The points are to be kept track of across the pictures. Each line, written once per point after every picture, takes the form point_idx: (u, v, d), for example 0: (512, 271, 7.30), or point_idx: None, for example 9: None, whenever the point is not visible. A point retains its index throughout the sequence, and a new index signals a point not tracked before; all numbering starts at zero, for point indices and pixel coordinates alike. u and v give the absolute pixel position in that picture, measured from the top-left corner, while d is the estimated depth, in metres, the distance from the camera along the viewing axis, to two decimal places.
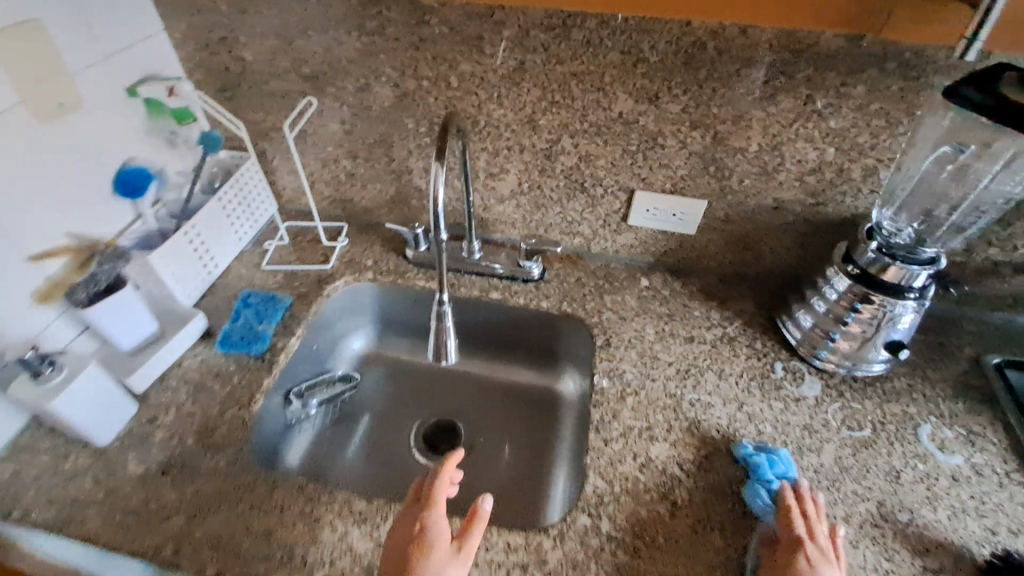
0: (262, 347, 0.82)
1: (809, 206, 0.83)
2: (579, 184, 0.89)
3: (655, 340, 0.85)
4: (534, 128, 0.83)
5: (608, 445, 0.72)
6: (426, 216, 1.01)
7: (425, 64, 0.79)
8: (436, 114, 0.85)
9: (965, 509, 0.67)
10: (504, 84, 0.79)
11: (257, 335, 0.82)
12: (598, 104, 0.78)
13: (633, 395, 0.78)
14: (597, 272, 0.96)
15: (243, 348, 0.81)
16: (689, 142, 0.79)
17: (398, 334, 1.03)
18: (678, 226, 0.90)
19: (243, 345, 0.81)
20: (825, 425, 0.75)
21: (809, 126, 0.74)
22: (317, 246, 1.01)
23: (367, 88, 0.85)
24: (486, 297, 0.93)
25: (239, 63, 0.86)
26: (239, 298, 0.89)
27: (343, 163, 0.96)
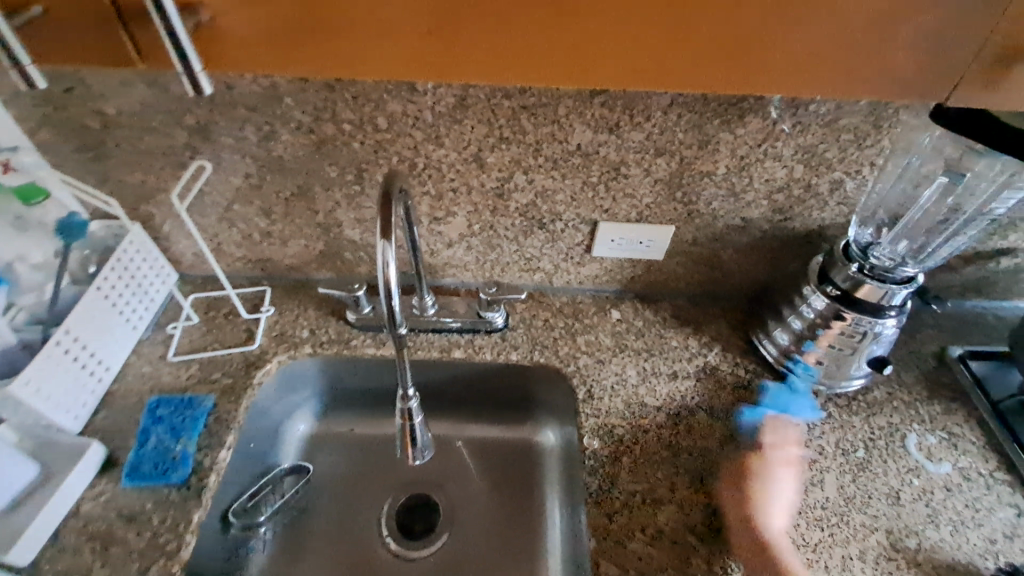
0: (184, 472, 0.67)
1: (777, 222, 0.79)
2: (537, 221, 0.80)
3: (639, 382, 0.79)
4: (481, 167, 0.73)
5: (612, 520, 0.66)
6: (364, 268, 0.88)
7: (344, 106, 0.67)
8: (364, 160, 0.72)
9: (963, 520, 0.66)
10: (444, 121, 0.68)
11: (176, 459, 0.68)
12: (553, 138, 0.70)
13: (628, 453, 0.72)
14: (563, 308, 0.88)
15: (160, 479, 0.67)
16: (653, 169, 0.73)
17: (348, 406, 0.89)
18: (646, 253, 0.84)
19: (159, 475, 0.67)
20: (821, 452, 0.72)
21: (777, 145, 0.69)
22: (235, 319, 0.84)
23: (273, 136, 0.71)
24: (448, 356, 0.82)
25: (101, 118, 0.69)
26: (145, 409, 0.73)
27: (256, 222, 0.81)
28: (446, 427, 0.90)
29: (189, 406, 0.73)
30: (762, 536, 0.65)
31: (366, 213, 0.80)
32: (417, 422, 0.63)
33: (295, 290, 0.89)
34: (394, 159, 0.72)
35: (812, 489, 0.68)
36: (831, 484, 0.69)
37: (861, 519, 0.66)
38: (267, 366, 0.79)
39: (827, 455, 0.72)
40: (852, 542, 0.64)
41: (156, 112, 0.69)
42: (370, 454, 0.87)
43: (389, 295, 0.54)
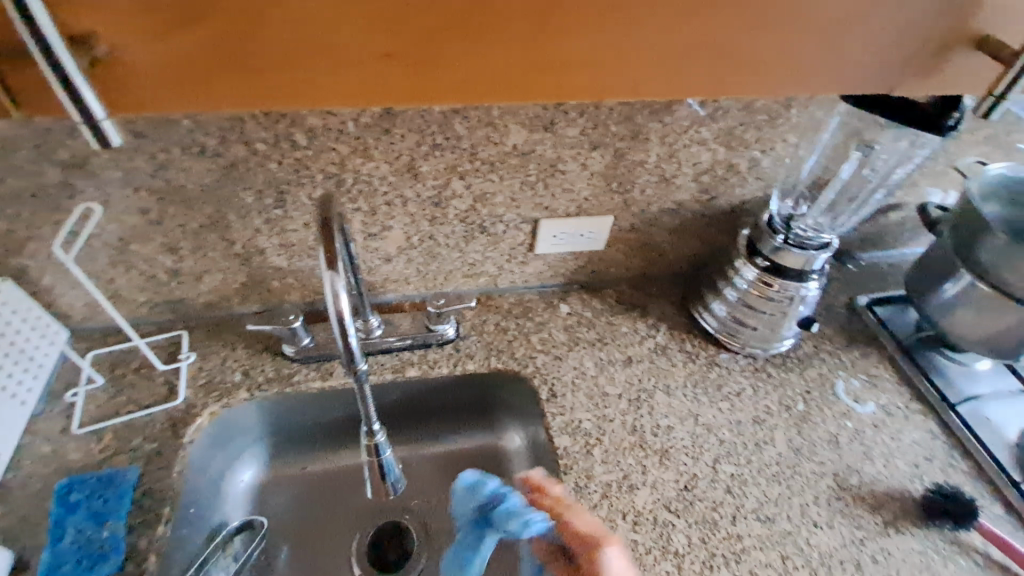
0: (116, 560, 0.59)
1: (705, 202, 0.82)
2: (477, 225, 0.78)
3: (598, 373, 0.80)
4: (415, 176, 0.69)
5: (594, 514, 0.65)
6: (294, 296, 0.80)
7: (255, 124, 0.61)
8: (283, 180, 0.66)
9: (891, 452, 0.74)
10: (372, 132, 0.64)
11: (103, 547, 0.59)
12: (490, 140, 0.68)
13: (598, 444, 0.71)
14: (513, 309, 0.87)
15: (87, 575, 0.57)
16: (589, 162, 0.73)
17: (295, 445, 0.80)
18: (587, 244, 0.85)
19: (84, 571, 0.57)
20: (769, 411, 0.77)
21: (701, 130, 0.73)
22: (150, 372, 0.74)
23: (171, 164, 0.62)
24: (403, 376, 0.78)
25: None
26: (54, 495, 0.62)
27: (162, 260, 0.72)
28: (406, 449, 0.85)
29: (109, 484, 0.63)
30: (732, 502, 0.67)
31: (291, 237, 0.73)
32: (386, 456, 0.57)
33: (217, 328, 0.80)
34: (318, 176, 0.67)
35: (767, 447, 0.73)
36: (781, 439, 0.74)
37: (811, 467, 0.71)
38: (198, 421, 0.70)
39: (774, 413, 0.77)
40: (808, 490, 0.69)
41: (16, 149, 0.58)
42: (325, 494, 0.79)
43: (343, 327, 0.49)
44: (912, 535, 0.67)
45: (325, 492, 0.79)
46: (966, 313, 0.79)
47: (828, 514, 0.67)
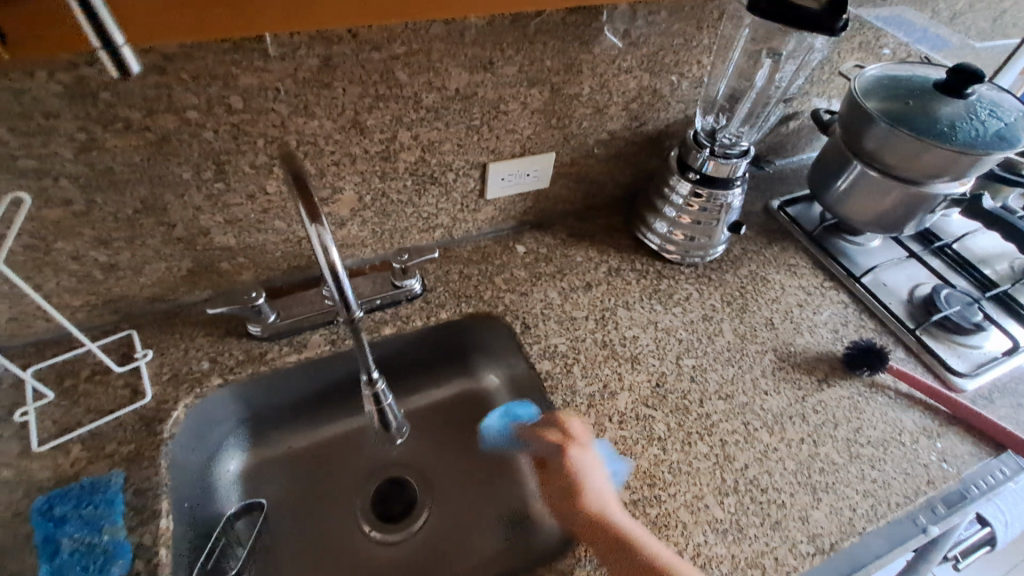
0: (124, 563, 0.56)
1: (635, 128, 0.88)
2: (428, 176, 0.78)
3: (563, 301, 0.85)
4: (361, 131, 0.68)
5: (585, 421, 0.72)
6: (247, 275, 0.78)
7: (184, 89, 0.56)
8: (222, 149, 0.63)
9: (815, 323, 0.86)
10: (311, 87, 0.61)
11: (105, 551, 0.56)
12: (431, 86, 0.67)
13: (576, 362, 0.78)
14: (473, 256, 0.90)
15: None
16: (529, 101, 0.75)
17: (276, 426, 0.82)
18: (533, 183, 0.88)
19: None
20: (714, 308, 0.86)
21: (627, 58, 0.77)
22: (111, 378, 0.70)
23: (95, 146, 0.57)
24: (379, 335, 0.79)
25: None
26: (34, 512, 0.58)
27: (94, 255, 0.67)
28: None
29: (94, 491, 0.60)
30: (697, 388, 0.76)
31: (237, 212, 0.70)
32: (388, 403, 0.59)
33: (170, 320, 0.76)
34: (259, 141, 0.64)
35: (718, 338, 0.82)
36: (729, 329, 0.84)
37: (755, 347, 0.82)
38: (173, 415, 0.68)
39: (719, 308, 0.87)
40: (756, 367, 0.80)
41: None
42: (318, 468, 0.82)
43: (340, 280, 0.47)
44: (841, 385, 0.79)
45: (316, 468, 0.82)
46: (862, 197, 0.91)
47: (775, 382, 0.78)
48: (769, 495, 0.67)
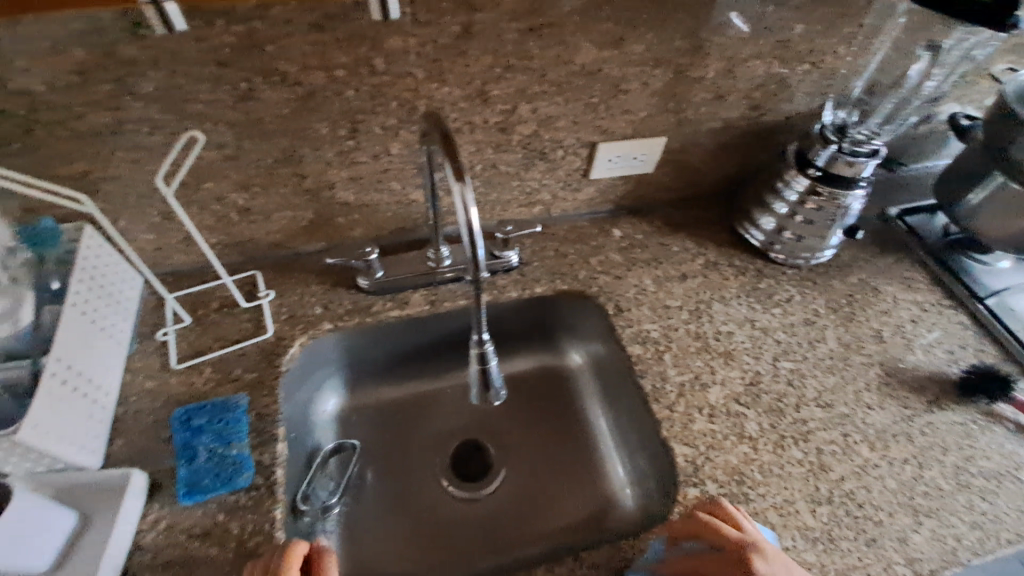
0: (249, 475, 0.62)
1: (753, 118, 0.85)
2: (538, 151, 0.79)
3: (658, 289, 0.84)
4: (485, 101, 0.70)
5: (674, 410, 0.72)
6: (358, 231, 0.83)
7: (337, 48, 0.60)
8: (359, 108, 0.66)
9: (929, 342, 0.81)
10: (449, 54, 0.64)
11: (233, 463, 0.63)
12: (560, 60, 0.68)
13: (668, 351, 0.77)
14: (569, 235, 0.90)
15: (223, 488, 0.61)
16: (651, 81, 0.75)
17: (369, 377, 0.87)
18: (638, 167, 0.88)
19: (224, 484, 0.61)
20: (817, 313, 0.83)
21: (759, 44, 0.74)
22: (236, 313, 0.77)
23: (253, 96, 0.62)
24: (475, 302, 0.82)
25: (22, 98, 0.56)
26: (173, 419, 0.66)
27: (233, 199, 0.73)
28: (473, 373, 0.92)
29: (224, 409, 0.67)
30: (794, 392, 0.74)
31: (361, 169, 0.74)
32: (493, 365, 0.62)
33: (287, 267, 0.83)
34: (392, 104, 0.67)
35: (819, 344, 0.79)
36: (832, 337, 0.80)
37: (859, 359, 0.78)
38: (290, 353, 0.74)
39: (822, 314, 0.83)
40: (860, 379, 0.76)
41: (98, 81, 0.56)
42: (404, 419, 0.88)
43: (475, 241, 0.48)
44: (953, 410, 0.74)
45: (401, 420, 0.87)
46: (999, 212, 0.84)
47: (880, 397, 0.74)
48: (865, 510, 0.64)
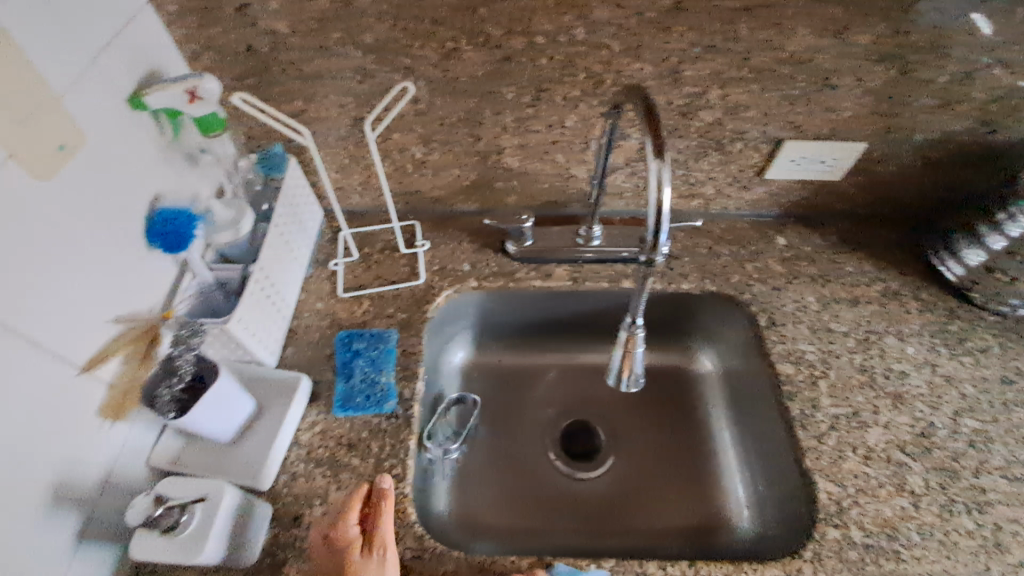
0: (393, 403, 0.69)
1: (979, 133, 0.74)
2: (715, 141, 0.76)
3: (820, 309, 0.78)
4: (675, 82, 0.68)
5: (822, 442, 0.66)
6: (513, 199, 0.85)
7: (544, 15, 0.62)
8: (548, 77, 0.68)
9: None
10: (651, 30, 0.63)
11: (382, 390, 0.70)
12: (769, 45, 0.65)
13: (824, 377, 0.72)
14: (726, 236, 0.86)
15: (371, 409, 0.68)
16: (866, 78, 0.69)
17: (497, 339, 0.90)
18: (824, 173, 0.81)
19: (372, 406, 0.68)
20: (1020, 373, 0.70)
21: (1013, 48, 0.65)
22: (395, 256, 0.83)
23: (454, 55, 0.65)
24: (619, 286, 0.82)
25: (269, 39, 0.64)
26: (337, 339, 0.74)
27: (412, 151, 0.78)
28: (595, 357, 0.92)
29: (379, 340, 0.73)
30: (976, 455, 0.64)
31: (532, 138, 0.76)
32: (639, 350, 0.61)
33: (444, 223, 0.87)
34: (581, 75, 0.67)
35: (1017, 409, 0.67)
36: None
37: None
38: (436, 302, 0.79)
39: None
40: None
41: (331, 28, 0.63)
42: (522, 386, 0.90)
43: (660, 220, 0.48)
44: None
45: (520, 386, 0.90)
46: None
47: None
48: None
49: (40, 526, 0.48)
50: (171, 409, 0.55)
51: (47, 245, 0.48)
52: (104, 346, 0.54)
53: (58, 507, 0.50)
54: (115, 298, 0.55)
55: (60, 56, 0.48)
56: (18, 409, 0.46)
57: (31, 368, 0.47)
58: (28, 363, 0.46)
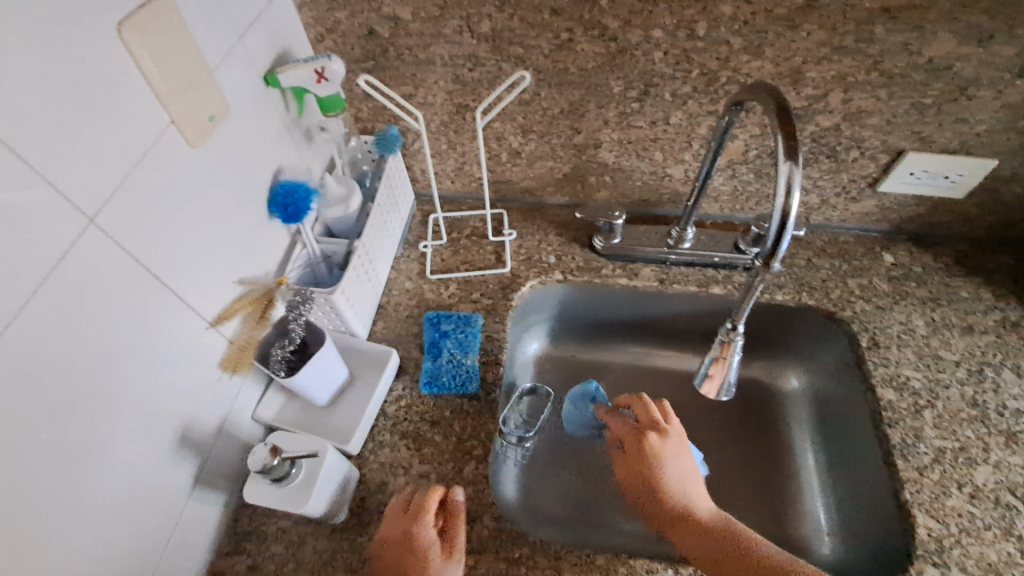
0: (477, 385, 0.70)
1: None
2: (828, 148, 0.72)
3: (930, 334, 0.74)
4: (795, 84, 0.65)
5: (924, 475, 0.63)
6: (603, 194, 0.85)
7: (667, 9, 0.61)
8: (660, 72, 0.66)
9: None
10: (778, 27, 0.60)
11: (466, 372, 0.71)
12: (905, 48, 0.61)
13: (929, 407, 0.68)
14: (826, 248, 0.82)
15: (455, 390, 0.70)
16: (1009, 90, 0.64)
17: (573, 332, 0.90)
18: (945, 189, 0.75)
19: (456, 386, 0.70)
20: None
21: None
22: (483, 242, 0.85)
23: (567, 46, 0.65)
24: (708, 292, 0.79)
25: (390, 24, 0.66)
26: (427, 318, 0.76)
27: (508, 141, 0.79)
28: (671, 360, 0.90)
29: (467, 323, 0.74)
30: None
31: (633, 134, 0.75)
32: (734, 359, 0.60)
33: (531, 213, 0.88)
34: (694, 71, 0.66)
35: None
36: None
37: None
38: (522, 291, 0.80)
39: None
40: None
41: (451, 16, 0.64)
42: (594, 382, 0.89)
43: (783, 231, 0.47)
44: None
45: (592, 381, 0.89)
46: None
47: None
48: None
49: (168, 462, 0.53)
50: (281, 368, 0.60)
51: (191, 208, 0.52)
52: (227, 305, 0.58)
53: (182, 447, 0.54)
54: (240, 261, 0.59)
55: (215, 33, 0.52)
56: (162, 355, 0.50)
57: (173, 319, 0.51)
58: (172, 314, 0.51)
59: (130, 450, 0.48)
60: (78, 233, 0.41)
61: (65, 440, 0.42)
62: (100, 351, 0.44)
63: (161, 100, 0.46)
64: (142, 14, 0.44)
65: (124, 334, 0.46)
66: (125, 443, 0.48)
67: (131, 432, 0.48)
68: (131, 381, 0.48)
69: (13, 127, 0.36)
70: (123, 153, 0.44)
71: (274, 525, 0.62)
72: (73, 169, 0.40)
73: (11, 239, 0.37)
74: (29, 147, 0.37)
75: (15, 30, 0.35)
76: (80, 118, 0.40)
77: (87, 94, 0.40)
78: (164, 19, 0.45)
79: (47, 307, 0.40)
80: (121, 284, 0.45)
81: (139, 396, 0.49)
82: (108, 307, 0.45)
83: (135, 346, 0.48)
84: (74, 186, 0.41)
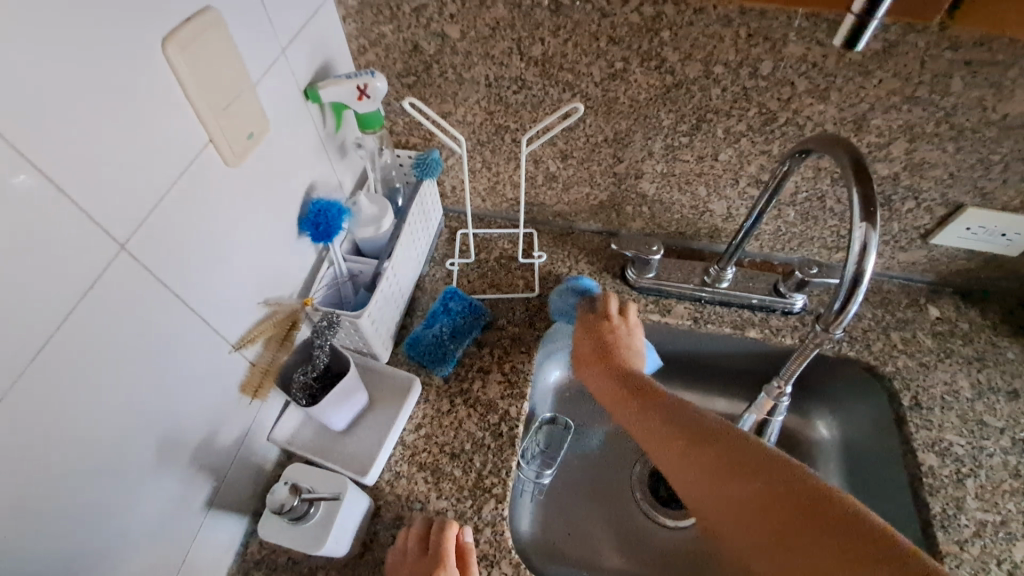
0: (447, 368, 0.71)
1: None
2: (883, 197, 0.69)
3: (975, 397, 0.70)
4: (857, 130, 0.62)
5: (965, 550, 0.60)
6: (639, 224, 0.82)
7: (731, 45, 0.57)
8: (715, 109, 0.63)
9: None
10: (847, 72, 0.57)
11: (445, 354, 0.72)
12: (982, 102, 0.57)
13: (972, 477, 0.65)
14: (868, 296, 0.79)
15: (425, 361, 0.71)
16: None
17: None
18: (1002, 246, 0.71)
19: (428, 359, 0.71)
20: None
21: None
22: (511, 265, 0.82)
23: (620, 76, 0.62)
24: (743, 335, 0.76)
25: (436, 41, 0.63)
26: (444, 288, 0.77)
27: (546, 164, 0.76)
28: (696, 398, 0.87)
29: (474, 314, 0.74)
30: None
31: (678, 167, 0.71)
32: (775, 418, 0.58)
33: (563, 238, 0.85)
34: (751, 110, 0.63)
35: None
36: None
37: None
38: (549, 320, 0.77)
39: None
40: None
41: (501, 37, 0.61)
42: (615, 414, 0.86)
43: (855, 292, 0.47)
44: None
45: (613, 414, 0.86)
46: None
47: None
48: None
49: (182, 491, 0.51)
50: (302, 397, 0.58)
51: (223, 228, 0.50)
52: (251, 329, 0.56)
53: (196, 475, 0.52)
54: (266, 282, 0.57)
55: (260, 48, 0.49)
56: (185, 381, 0.48)
57: (200, 345, 0.49)
58: (198, 340, 0.49)
59: (147, 481, 0.46)
60: (109, 259, 0.39)
61: (83, 476, 0.40)
62: (124, 381, 0.42)
63: (200, 120, 0.44)
64: (189, 31, 0.41)
65: (149, 363, 0.44)
66: (143, 475, 0.46)
67: (148, 462, 0.46)
68: (152, 410, 0.45)
69: (48, 151, 0.34)
70: (160, 175, 0.42)
71: (282, 553, 0.60)
72: (106, 193, 0.38)
73: (40, 269, 0.35)
74: (63, 172, 0.35)
75: (60, 51, 0.33)
76: (120, 140, 0.38)
77: (129, 116, 0.38)
78: (212, 36, 0.43)
79: (73, 338, 0.37)
80: (150, 311, 0.43)
81: (160, 425, 0.47)
82: (136, 336, 0.42)
83: (158, 375, 0.45)
84: (107, 212, 0.38)
